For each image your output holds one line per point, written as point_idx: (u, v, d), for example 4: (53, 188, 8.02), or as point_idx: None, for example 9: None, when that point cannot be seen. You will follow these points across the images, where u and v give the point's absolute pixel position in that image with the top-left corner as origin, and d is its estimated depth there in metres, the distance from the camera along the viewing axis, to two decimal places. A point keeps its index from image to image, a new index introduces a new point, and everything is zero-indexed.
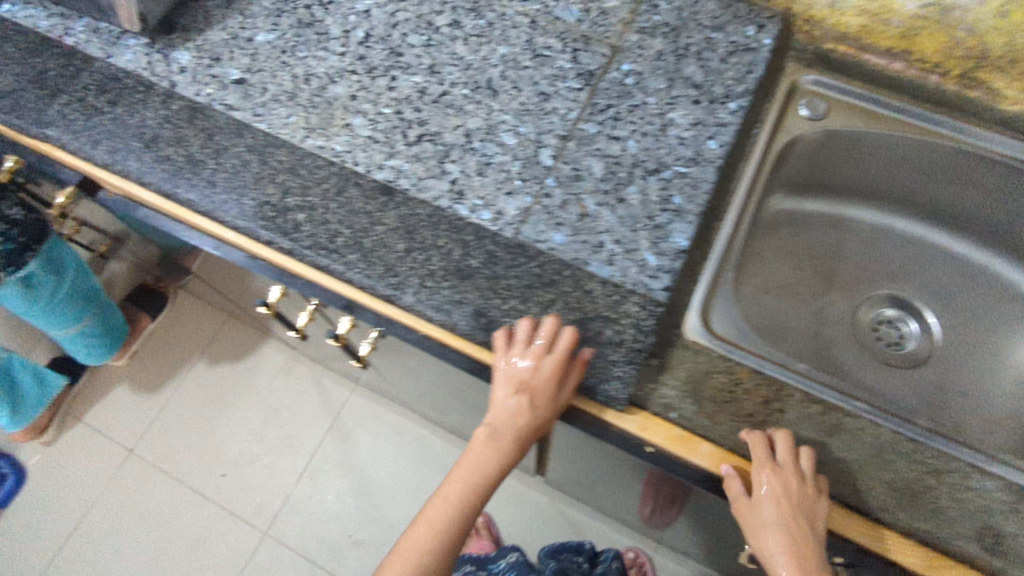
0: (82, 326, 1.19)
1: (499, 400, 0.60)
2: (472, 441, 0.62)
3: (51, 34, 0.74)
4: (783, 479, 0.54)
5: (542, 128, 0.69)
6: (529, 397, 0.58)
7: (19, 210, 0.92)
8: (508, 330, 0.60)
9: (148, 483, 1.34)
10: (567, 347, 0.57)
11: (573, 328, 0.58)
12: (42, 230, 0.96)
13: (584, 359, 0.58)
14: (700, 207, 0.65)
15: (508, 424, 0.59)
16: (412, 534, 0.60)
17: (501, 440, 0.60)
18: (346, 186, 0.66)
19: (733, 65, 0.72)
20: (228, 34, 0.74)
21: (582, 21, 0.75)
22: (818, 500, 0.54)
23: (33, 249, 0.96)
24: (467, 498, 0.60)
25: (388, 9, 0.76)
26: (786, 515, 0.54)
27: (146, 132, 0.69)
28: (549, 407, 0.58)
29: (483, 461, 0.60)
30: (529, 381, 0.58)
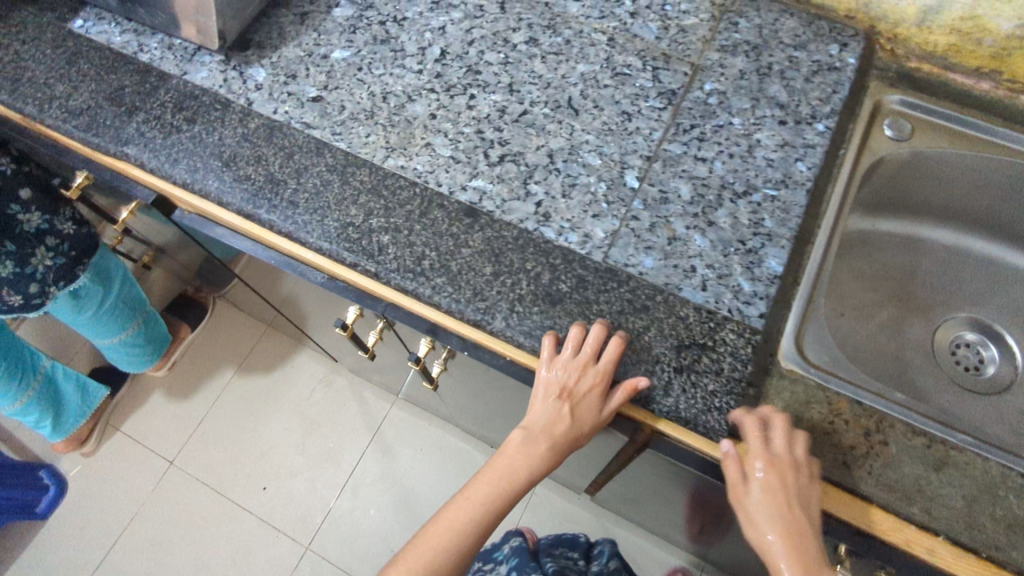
0: (125, 335, 1.16)
1: (538, 405, 0.60)
2: (505, 442, 0.62)
3: (125, 50, 0.74)
4: (778, 468, 0.53)
5: (626, 148, 0.67)
6: (570, 406, 0.58)
7: (71, 225, 0.92)
8: (556, 336, 0.59)
9: (189, 496, 1.33)
10: (613, 361, 0.57)
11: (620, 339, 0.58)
12: (94, 243, 0.95)
13: (635, 387, 0.56)
14: (793, 232, 0.63)
15: (545, 430, 0.59)
16: (434, 527, 0.60)
17: (535, 445, 0.60)
18: (430, 207, 0.65)
19: (818, 85, 0.71)
20: (303, 51, 0.73)
21: (661, 39, 0.73)
22: (811, 486, 0.54)
23: (83, 263, 0.95)
24: (492, 501, 0.60)
25: (463, 26, 0.75)
26: (781, 504, 0.54)
27: (225, 150, 0.68)
28: (589, 419, 0.59)
29: (515, 465, 0.60)
30: (572, 390, 0.58)
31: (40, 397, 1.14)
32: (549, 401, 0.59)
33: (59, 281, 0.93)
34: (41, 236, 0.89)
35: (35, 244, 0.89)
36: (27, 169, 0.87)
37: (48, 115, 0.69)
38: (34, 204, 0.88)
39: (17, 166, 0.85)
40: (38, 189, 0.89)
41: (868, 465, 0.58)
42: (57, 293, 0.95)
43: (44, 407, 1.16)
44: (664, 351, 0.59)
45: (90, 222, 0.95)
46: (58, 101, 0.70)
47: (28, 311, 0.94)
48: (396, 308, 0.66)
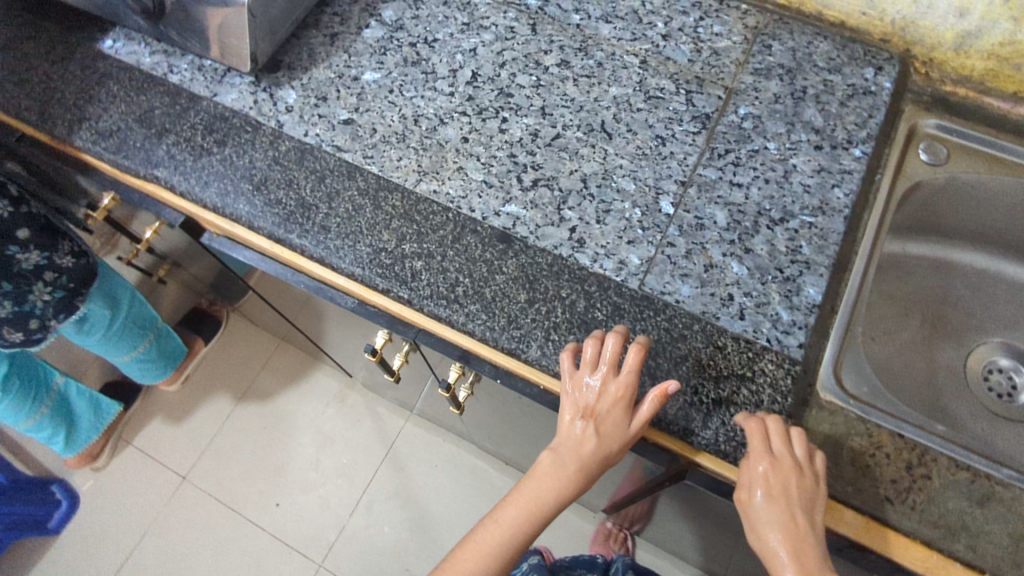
0: (132, 352, 1.15)
1: (565, 422, 0.57)
2: (532, 467, 0.58)
3: (156, 71, 0.74)
4: (781, 471, 0.50)
5: (661, 173, 0.67)
6: (597, 421, 0.55)
7: (70, 258, 0.88)
8: (574, 352, 0.57)
9: (202, 511, 1.33)
10: (636, 370, 0.54)
11: (642, 346, 0.55)
12: (92, 273, 0.92)
13: (665, 391, 0.53)
14: (831, 260, 0.62)
15: (572, 448, 0.55)
16: (459, 559, 0.56)
17: (564, 467, 0.56)
18: (463, 232, 0.64)
19: (854, 109, 0.70)
20: (334, 72, 0.73)
21: (694, 62, 0.73)
22: (818, 490, 0.51)
23: (82, 294, 0.92)
24: (521, 529, 0.56)
25: (494, 48, 0.75)
26: (785, 509, 0.50)
27: (256, 173, 0.67)
28: (618, 434, 0.55)
29: (543, 489, 0.56)
30: (598, 402, 0.55)
31: (52, 416, 1.13)
32: (574, 416, 0.56)
33: (59, 314, 0.91)
34: (39, 272, 0.85)
35: (33, 280, 0.85)
36: (25, 205, 0.82)
37: (77, 137, 0.69)
38: (33, 242, 0.83)
39: (16, 205, 0.81)
40: (37, 227, 0.83)
41: (911, 500, 0.54)
42: (56, 326, 0.92)
43: (57, 425, 1.16)
44: (701, 382, 0.57)
45: (89, 253, 0.91)
46: (88, 122, 0.70)
47: (27, 344, 0.91)
48: (427, 334, 0.65)
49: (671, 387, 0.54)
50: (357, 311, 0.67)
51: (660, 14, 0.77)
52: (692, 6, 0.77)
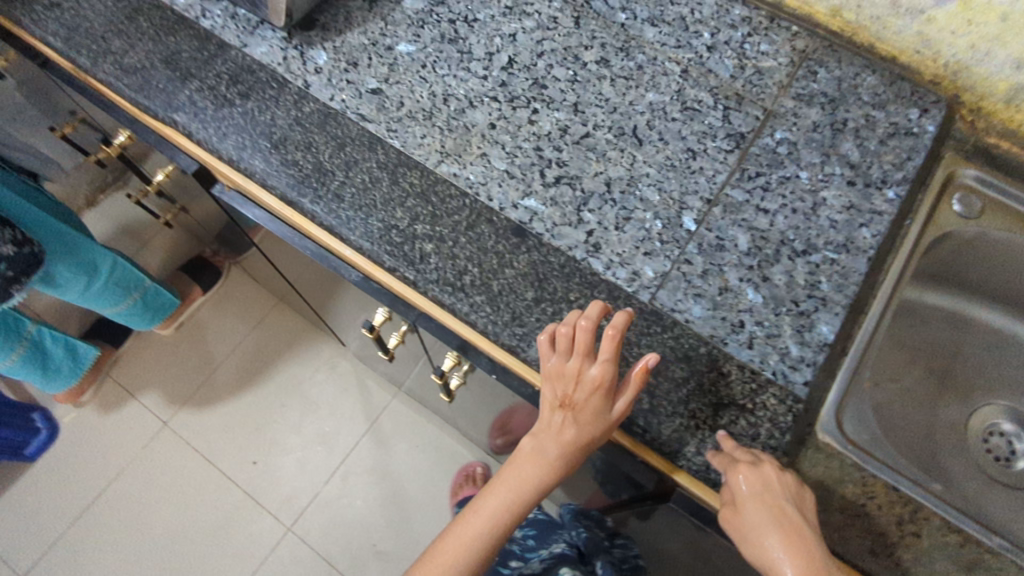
0: (117, 308, 1.15)
1: (545, 410, 0.56)
2: (513, 454, 0.58)
3: (187, 13, 0.72)
4: (760, 474, 0.50)
5: (687, 187, 0.65)
6: (576, 410, 0.54)
7: (10, 247, 0.84)
8: (549, 337, 0.55)
9: (179, 458, 1.32)
10: (614, 354, 0.52)
11: (618, 330, 0.52)
12: (33, 261, 0.88)
13: (645, 366, 0.52)
14: (849, 299, 0.60)
15: (552, 437, 0.55)
16: (441, 548, 0.56)
17: (544, 454, 0.56)
18: (478, 221, 0.62)
19: (893, 149, 0.68)
20: (368, 39, 0.71)
21: (736, 78, 0.71)
22: (802, 489, 0.50)
23: (20, 282, 0.88)
24: (501, 516, 0.56)
25: (535, 36, 0.73)
26: (774, 514, 0.49)
27: (276, 131, 0.65)
28: (600, 421, 0.53)
29: (524, 477, 0.56)
30: (576, 390, 0.53)
31: (26, 361, 1.10)
32: (553, 403, 0.55)
33: None
34: None
35: None
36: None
37: (100, 69, 0.68)
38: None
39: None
40: None
41: (896, 555, 0.53)
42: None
43: (29, 369, 1.12)
44: (700, 407, 0.56)
45: (31, 242, 0.87)
46: (112, 57, 0.68)
47: None
48: (428, 319, 0.64)
49: (651, 362, 0.52)
50: (361, 285, 0.65)
51: (707, 25, 0.75)
52: (742, 20, 0.75)
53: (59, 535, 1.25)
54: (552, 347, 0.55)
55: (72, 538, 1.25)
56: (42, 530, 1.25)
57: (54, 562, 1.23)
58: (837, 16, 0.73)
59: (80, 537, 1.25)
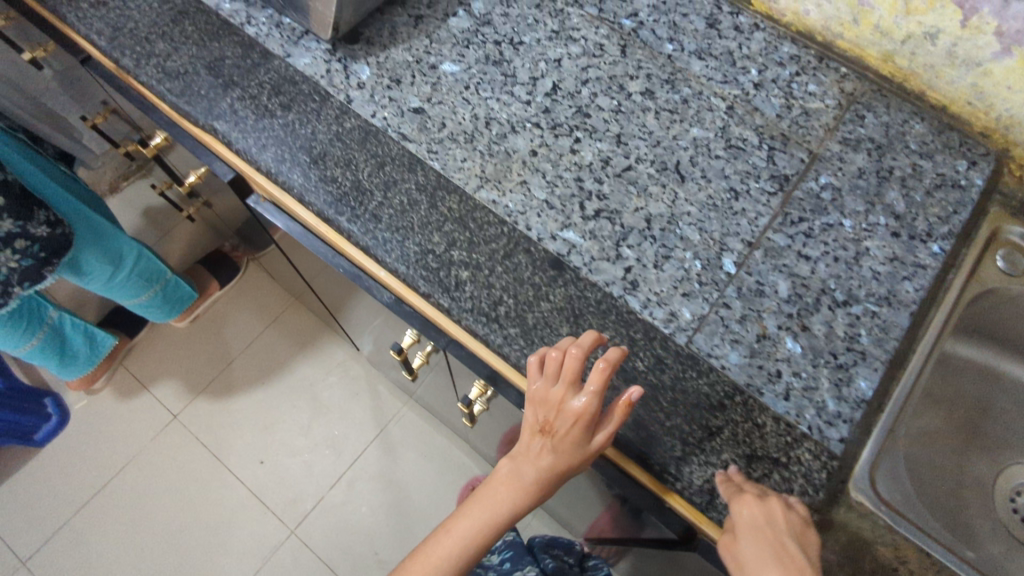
0: (136, 298, 1.14)
1: (526, 433, 0.57)
2: (491, 476, 0.59)
3: (233, 19, 0.71)
4: (765, 505, 0.50)
5: (728, 229, 0.64)
6: (556, 437, 0.54)
7: (44, 228, 0.85)
8: (540, 359, 0.55)
9: (186, 453, 1.32)
10: (600, 386, 0.51)
11: (608, 363, 0.51)
12: (64, 243, 0.89)
13: (628, 402, 0.51)
14: (889, 355, 0.59)
15: (531, 461, 0.56)
16: (411, 565, 0.57)
17: (520, 477, 0.56)
18: (515, 250, 0.61)
19: (939, 201, 0.67)
20: (413, 56, 0.70)
21: (782, 118, 0.70)
22: (807, 529, 0.50)
23: (52, 264, 0.88)
24: (473, 539, 0.56)
25: (580, 63, 0.72)
26: (774, 547, 0.48)
27: (316, 146, 0.65)
28: (578, 450, 0.54)
29: (498, 501, 0.57)
30: (558, 417, 0.54)
31: (44, 346, 1.09)
32: (535, 426, 0.56)
33: (25, 282, 0.86)
34: (10, 239, 0.81)
35: (3, 245, 0.81)
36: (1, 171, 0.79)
37: (143, 72, 0.67)
38: (6, 211, 0.79)
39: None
40: (12, 194, 0.80)
41: None
42: (21, 292, 0.87)
43: (48, 355, 1.12)
44: (733, 458, 0.55)
45: (64, 224, 0.88)
46: (156, 59, 0.68)
47: None
48: (458, 346, 0.63)
49: (634, 396, 0.52)
50: (392, 307, 0.65)
51: (755, 61, 0.73)
52: (790, 58, 0.74)
53: (63, 523, 1.25)
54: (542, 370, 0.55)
55: (76, 526, 1.25)
56: (46, 517, 1.25)
57: (56, 550, 1.22)
58: (889, 62, 0.71)
59: (83, 526, 1.25)
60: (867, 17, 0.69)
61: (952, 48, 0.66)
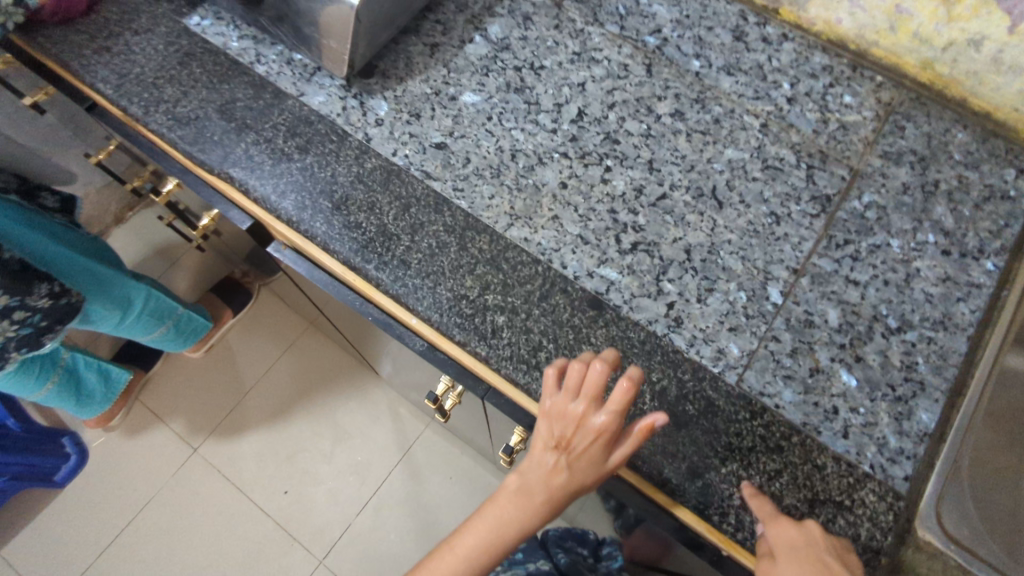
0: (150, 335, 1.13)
1: (538, 447, 0.54)
2: (499, 489, 0.55)
3: (242, 58, 0.68)
4: (803, 527, 0.49)
5: (771, 255, 0.61)
6: (571, 454, 0.52)
7: (46, 300, 0.81)
8: (558, 370, 0.53)
9: (209, 487, 1.30)
10: (622, 403, 0.49)
11: (633, 375, 0.49)
12: (69, 311, 0.86)
13: (652, 424, 0.49)
14: (949, 384, 0.57)
15: (543, 478, 0.53)
16: None
17: (530, 496, 0.53)
18: (552, 290, 0.59)
19: (989, 215, 0.64)
20: (432, 88, 0.67)
21: (819, 134, 0.67)
22: (850, 554, 0.49)
23: (53, 330, 0.85)
24: (479, 558, 0.54)
25: (605, 85, 0.69)
26: (814, 564, 0.47)
27: (337, 190, 0.62)
28: (594, 468, 0.51)
29: (507, 518, 0.54)
30: (575, 433, 0.51)
31: (60, 388, 1.06)
32: (549, 441, 0.53)
33: (20, 349, 0.82)
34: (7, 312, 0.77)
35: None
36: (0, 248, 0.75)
37: (152, 120, 0.65)
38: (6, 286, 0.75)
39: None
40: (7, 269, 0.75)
41: None
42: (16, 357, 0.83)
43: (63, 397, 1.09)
44: (795, 503, 0.53)
45: (69, 293, 0.85)
46: (165, 105, 0.65)
47: None
48: (497, 394, 0.61)
49: (658, 421, 0.49)
50: (425, 355, 0.62)
51: (787, 74, 0.70)
52: (823, 69, 0.71)
53: (88, 565, 1.23)
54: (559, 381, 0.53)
55: (102, 568, 1.23)
56: (72, 559, 1.23)
57: None
58: (928, 69, 0.68)
59: (109, 566, 1.23)
60: (906, 23, 0.66)
61: (998, 54, 0.63)
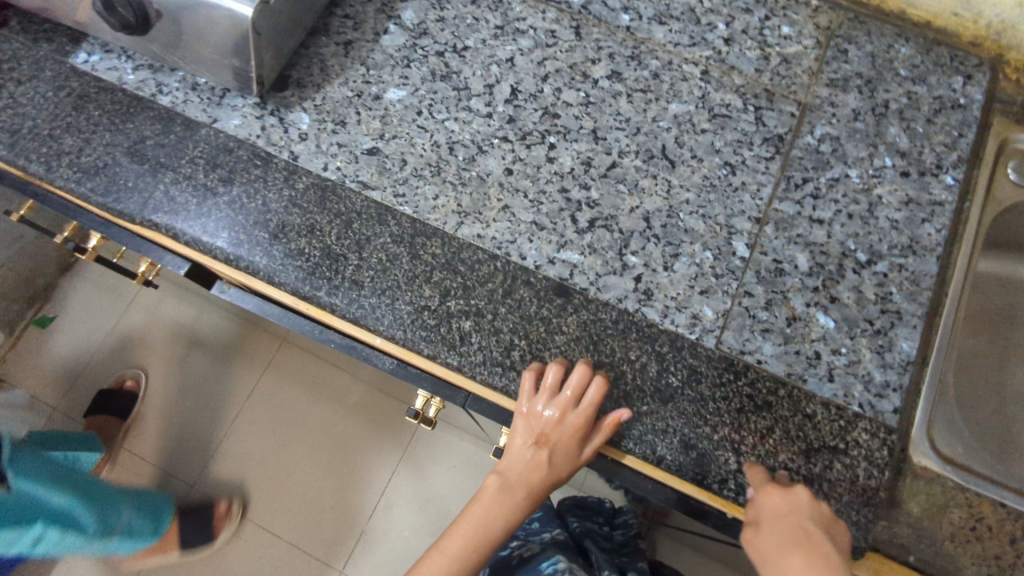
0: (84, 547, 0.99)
1: (516, 445, 0.55)
2: (481, 488, 0.56)
3: (141, 91, 0.63)
4: (791, 495, 0.49)
5: (732, 208, 0.59)
6: (549, 452, 0.54)
7: None
8: (534, 375, 0.53)
9: (210, 521, 1.22)
10: (595, 405, 0.52)
11: (602, 380, 0.53)
12: None
13: (619, 418, 0.52)
14: (925, 308, 0.56)
15: (523, 477, 0.54)
16: None
17: (511, 496, 0.54)
18: (515, 285, 0.57)
19: (942, 127, 0.62)
20: (353, 90, 0.63)
21: (762, 72, 0.64)
22: (835, 524, 0.48)
23: None
24: (467, 559, 0.53)
25: (534, 57, 0.65)
26: (800, 535, 0.47)
27: (272, 218, 0.58)
28: (569, 464, 0.54)
29: (492, 518, 0.54)
30: (551, 434, 0.53)
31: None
32: (526, 443, 0.55)
33: None
34: None
35: None
36: None
37: (56, 175, 0.59)
38: None
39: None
40: None
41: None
42: None
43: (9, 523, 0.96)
44: (790, 457, 0.52)
45: None
46: (67, 157, 0.60)
47: None
48: (478, 398, 0.59)
49: (623, 415, 0.52)
50: (397, 373, 0.60)
51: (721, 13, 0.67)
52: (756, 2, 0.67)
53: None
54: (534, 390, 0.53)
55: None
56: None
57: None
58: None
59: None
60: None
61: None
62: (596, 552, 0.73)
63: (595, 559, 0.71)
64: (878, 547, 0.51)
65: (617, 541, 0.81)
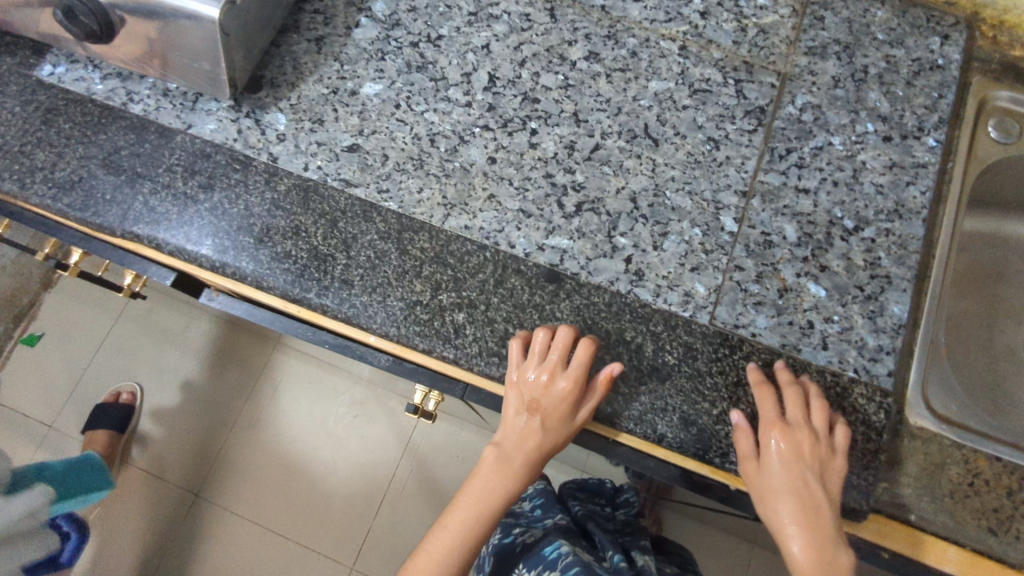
0: None
1: (509, 414, 0.56)
2: (479, 462, 0.57)
3: (112, 101, 0.62)
4: (791, 438, 0.50)
5: (718, 183, 0.59)
6: (541, 417, 0.54)
7: None
8: (522, 342, 0.54)
9: (215, 526, 1.22)
10: (584, 365, 0.53)
11: (588, 341, 0.53)
12: None
13: (610, 374, 0.52)
14: (913, 271, 0.57)
15: (518, 444, 0.55)
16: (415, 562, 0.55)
17: (508, 465, 0.56)
18: (506, 274, 0.56)
19: (922, 89, 0.62)
20: (328, 87, 0.62)
21: (740, 44, 0.64)
22: (833, 459, 0.50)
23: None
24: (471, 529, 0.55)
25: (510, 42, 0.64)
26: (797, 480, 0.50)
27: (256, 222, 0.58)
28: (563, 428, 0.54)
29: (491, 488, 0.55)
30: (541, 400, 0.54)
31: None
32: (519, 409, 0.55)
33: None
34: None
35: None
36: None
37: (31, 192, 0.58)
38: None
39: None
40: None
41: (1016, 529, 0.50)
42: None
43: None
44: None
45: None
46: (41, 173, 0.59)
47: None
48: (476, 390, 0.59)
49: (614, 371, 0.52)
50: (393, 369, 0.59)
51: None
52: None
53: None
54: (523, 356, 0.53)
55: None
56: None
57: None
58: None
59: None
60: None
61: None
62: (600, 534, 0.73)
63: (599, 541, 0.72)
64: (879, 508, 0.52)
65: (618, 521, 0.82)
